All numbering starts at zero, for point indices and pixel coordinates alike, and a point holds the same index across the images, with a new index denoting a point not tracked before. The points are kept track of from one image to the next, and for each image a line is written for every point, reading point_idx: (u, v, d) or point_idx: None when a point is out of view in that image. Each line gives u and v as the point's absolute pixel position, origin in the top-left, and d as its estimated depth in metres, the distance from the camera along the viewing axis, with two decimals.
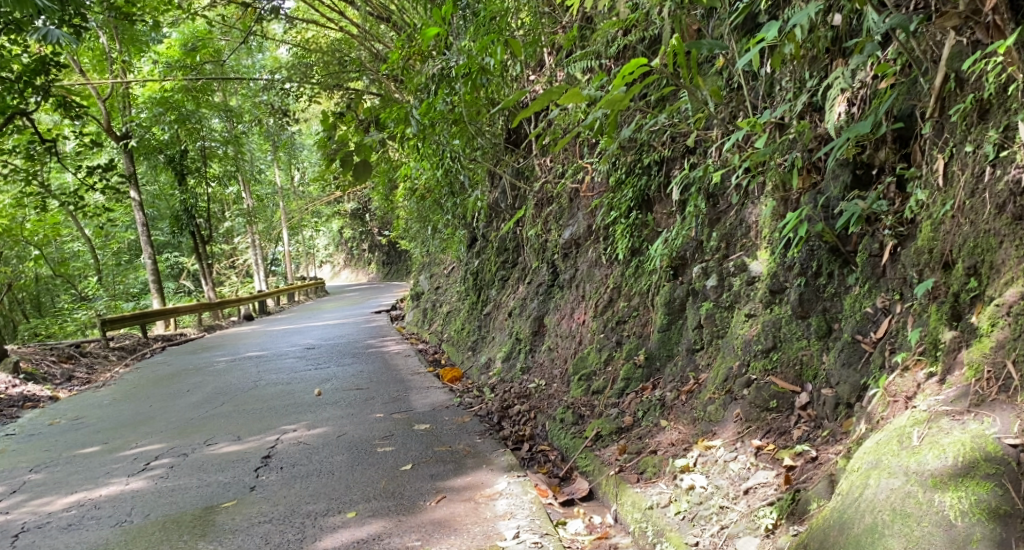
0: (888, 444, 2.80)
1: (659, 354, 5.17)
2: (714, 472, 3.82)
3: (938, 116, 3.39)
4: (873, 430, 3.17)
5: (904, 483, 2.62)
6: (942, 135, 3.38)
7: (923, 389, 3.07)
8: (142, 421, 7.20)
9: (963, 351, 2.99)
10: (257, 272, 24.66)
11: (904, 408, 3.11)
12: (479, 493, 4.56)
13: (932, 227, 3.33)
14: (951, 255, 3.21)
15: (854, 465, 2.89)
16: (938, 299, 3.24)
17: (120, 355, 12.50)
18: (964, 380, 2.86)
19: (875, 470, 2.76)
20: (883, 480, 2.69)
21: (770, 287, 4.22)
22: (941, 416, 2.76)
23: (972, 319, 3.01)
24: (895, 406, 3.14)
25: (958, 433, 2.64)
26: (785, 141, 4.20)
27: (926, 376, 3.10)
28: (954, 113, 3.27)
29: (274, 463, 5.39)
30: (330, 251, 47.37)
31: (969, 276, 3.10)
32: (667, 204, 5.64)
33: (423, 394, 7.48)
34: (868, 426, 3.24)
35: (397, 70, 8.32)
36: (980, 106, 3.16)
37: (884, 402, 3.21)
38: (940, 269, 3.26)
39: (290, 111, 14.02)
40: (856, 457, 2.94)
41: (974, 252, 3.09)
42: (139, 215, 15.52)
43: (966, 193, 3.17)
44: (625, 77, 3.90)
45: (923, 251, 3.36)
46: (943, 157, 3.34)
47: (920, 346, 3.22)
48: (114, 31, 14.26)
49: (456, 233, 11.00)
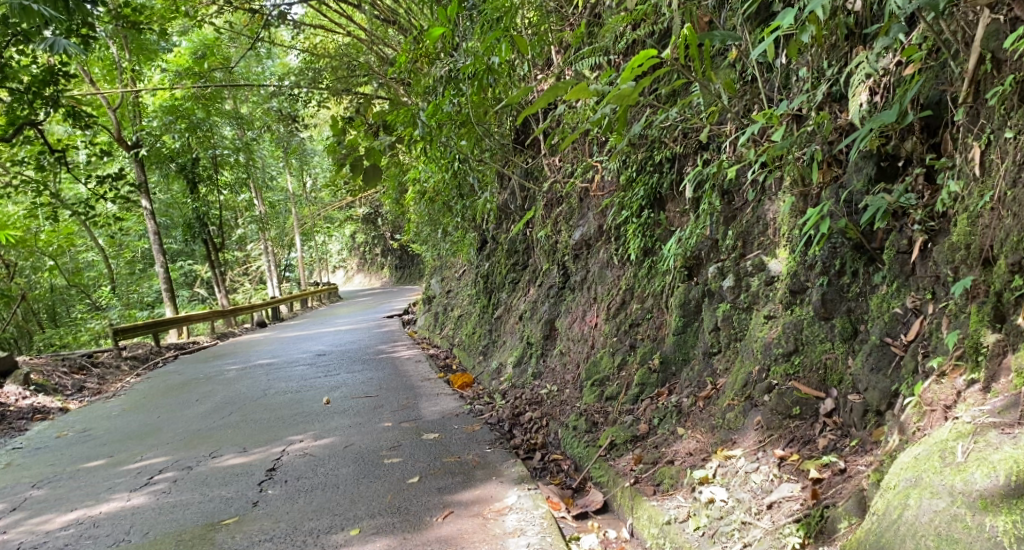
0: (928, 459, 2.59)
1: (674, 358, 4.97)
2: (735, 484, 3.61)
3: (973, 101, 3.18)
4: (909, 442, 2.96)
5: (949, 504, 2.41)
6: (976, 122, 3.17)
7: (962, 397, 2.86)
8: (149, 433, 7.08)
9: (1008, 356, 2.79)
10: (270, 278, 24.62)
11: (943, 419, 2.89)
12: (488, 507, 4.38)
13: (968, 221, 3.11)
14: (990, 251, 2.99)
15: (890, 481, 2.68)
16: (978, 299, 3.02)
17: (132, 365, 12.42)
18: (1011, 388, 2.65)
19: (914, 488, 2.55)
20: (925, 501, 2.47)
21: (791, 287, 4.01)
22: (989, 429, 2.53)
23: (1017, 320, 2.80)
24: (932, 416, 2.93)
25: (1008, 449, 2.42)
26: (803, 134, 4.01)
27: (965, 383, 2.89)
28: (992, 96, 3.05)
29: (279, 476, 5.24)
30: (343, 256, 47.45)
31: (1013, 274, 2.87)
32: (679, 202, 5.44)
33: (433, 401, 7.32)
34: (901, 436, 3.03)
35: (404, 72, 8.16)
36: (1020, 89, 2.95)
37: (919, 411, 2.99)
38: (979, 266, 3.04)
39: (300, 117, 13.91)
40: (890, 474, 2.72)
41: (1018, 247, 2.87)
42: (151, 224, 15.45)
43: (1007, 183, 2.95)
44: (634, 69, 3.71)
45: (959, 247, 3.14)
46: (979, 145, 3.12)
47: (958, 349, 3.01)
48: (123, 40, 14.19)
49: (466, 235, 10.83)
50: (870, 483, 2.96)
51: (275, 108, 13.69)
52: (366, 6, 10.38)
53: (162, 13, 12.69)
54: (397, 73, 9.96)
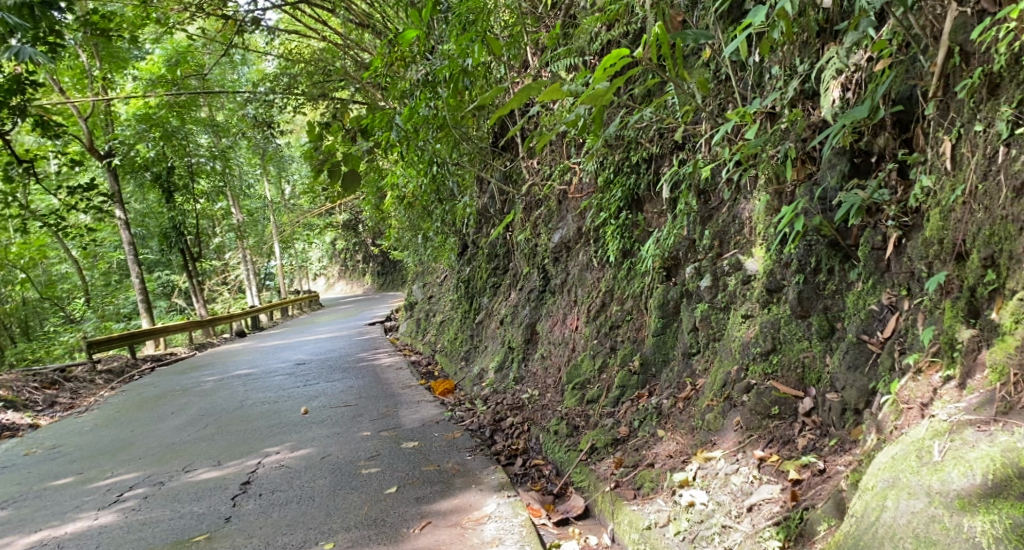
0: (905, 459, 2.55)
1: (654, 359, 4.92)
2: (714, 487, 3.57)
3: (943, 95, 3.15)
4: (887, 441, 2.93)
5: (926, 505, 2.37)
6: (947, 115, 3.15)
7: (939, 393, 2.83)
8: (121, 448, 6.93)
9: (984, 352, 2.76)
10: (250, 287, 24.33)
11: (919, 417, 2.87)
12: (466, 517, 4.31)
13: (941, 215, 3.09)
14: (963, 245, 2.97)
15: (868, 483, 2.64)
16: (952, 293, 3.00)
17: (106, 378, 12.18)
18: (987, 384, 2.62)
19: (892, 490, 2.50)
20: (903, 503, 2.43)
21: (767, 286, 3.98)
22: (965, 427, 2.51)
23: (991, 316, 2.78)
24: (909, 414, 2.91)
25: (985, 447, 2.38)
26: (776, 131, 3.99)
27: (942, 380, 2.87)
28: (963, 89, 3.03)
29: (254, 490, 5.14)
30: (324, 263, 47.11)
31: (986, 268, 2.85)
32: (657, 203, 5.40)
33: (413, 409, 7.23)
34: (879, 436, 3.00)
35: (380, 76, 8.07)
36: (989, 81, 2.93)
37: (896, 410, 2.97)
38: (953, 261, 3.02)
39: (276, 124, 13.74)
40: (869, 475, 2.69)
41: (991, 241, 2.84)
42: (126, 234, 15.15)
43: (978, 176, 2.93)
44: (607, 69, 3.67)
45: (933, 242, 3.12)
46: (950, 138, 3.10)
47: (934, 346, 2.98)
48: (93, 48, 13.94)
49: (447, 240, 10.74)
50: (849, 484, 2.92)
51: (251, 114, 13.53)
52: (341, 11, 10.27)
53: (131, 20, 12.47)
54: (374, 78, 9.86)
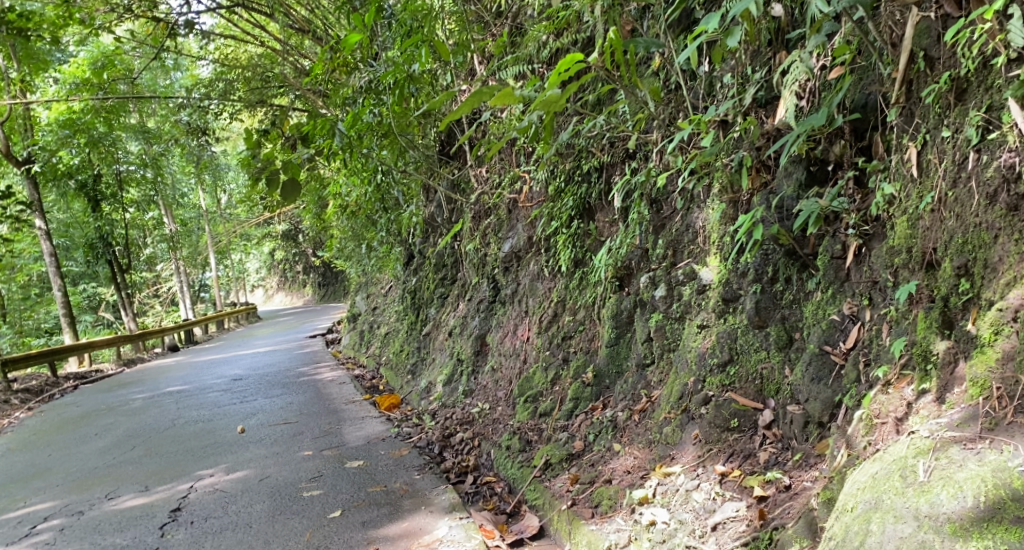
0: (888, 480, 2.46)
1: (608, 371, 4.81)
2: (676, 504, 3.47)
3: (906, 101, 3.13)
4: (860, 457, 2.85)
5: (916, 530, 2.28)
6: (912, 122, 3.11)
7: (913, 407, 2.78)
8: (37, 474, 6.45)
9: (960, 365, 2.72)
10: (183, 300, 23.30)
11: (893, 432, 2.80)
12: (416, 542, 4.13)
13: (909, 223, 3.06)
14: (933, 254, 2.94)
15: (848, 505, 2.55)
16: (923, 304, 2.96)
17: (23, 398, 11.41)
18: (968, 399, 2.58)
19: (876, 512, 2.41)
20: (889, 527, 2.34)
21: (723, 295, 3.93)
22: (950, 445, 2.45)
23: (967, 327, 2.75)
24: (883, 430, 2.83)
25: (973, 467, 2.32)
26: (730, 139, 3.95)
27: (915, 394, 2.82)
28: (928, 95, 3.01)
29: (184, 517, 4.84)
30: (262, 275, 45.81)
31: (959, 277, 2.82)
32: (609, 211, 5.31)
33: (357, 425, 6.94)
34: (849, 452, 2.92)
35: (321, 82, 7.77)
36: (957, 86, 2.91)
37: (869, 425, 2.90)
38: (922, 270, 2.99)
39: (211, 130, 13.19)
40: (847, 495, 2.60)
41: (963, 250, 2.82)
42: (46, 245, 14.26)
43: (948, 183, 2.90)
44: (560, 75, 3.54)
45: (900, 251, 3.09)
46: (916, 145, 3.06)
47: (904, 358, 2.95)
48: (10, 48, 13.12)
49: (392, 250, 10.45)
50: (820, 503, 2.82)
51: (183, 120, 12.93)
52: (279, 15, 9.89)
53: (53, 21, 11.76)
54: (314, 83, 9.51)
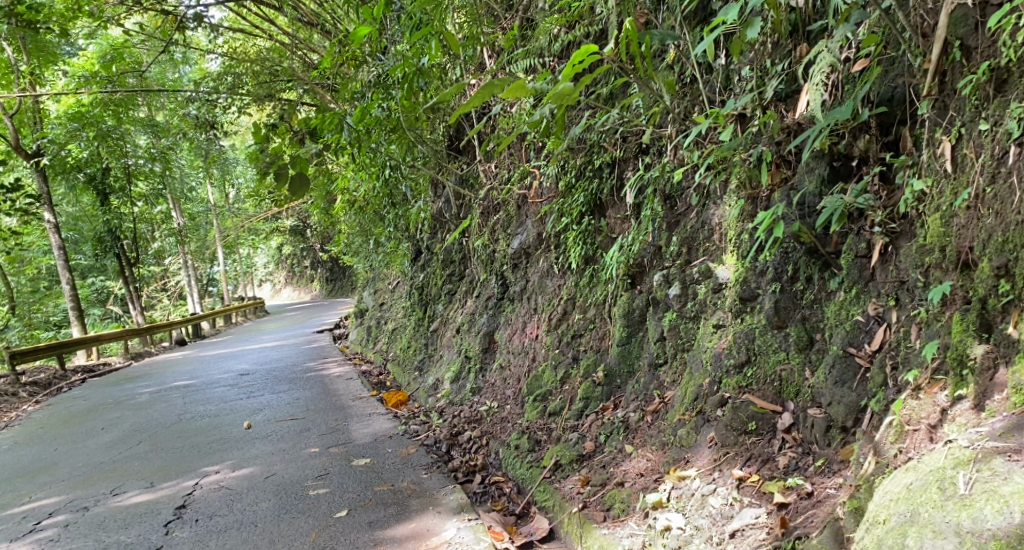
0: (926, 492, 2.41)
1: (619, 370, 4.70)
2: (692, 510, 3.39)
3: (939, 93, 3.03)
4: (890, 464, 2.77)
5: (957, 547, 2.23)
6: (946, 114, 3.01)
7: (947, 414, 2.69)
8: (42, 468, 6.40)
9: (1000, 370, 2.62)
10: (190, 294, 23.31)
11: (926, 440, 2.72)
12: (424, 543, 4.05)
13: (942, 221, 2.95)
14: (968, 253, 2.84)
15: (881, 516, 2.50)
16: (957, 306, 2.86)
17: (31, 391, 11.38)
18: (1009, 407, 2.49)
19: (912, 526, 2.36)
20: (927, 542, 2.30)
21: (740, 294, 3.83)
22: (993, 456, 2.36)
23: (1007, 330, 2.65)
24: (915, 437, 2.74)
25: (1019, 480, 2.24)
26: (748, 134, 3.83)
27: (950, 400, 2.72)
28: (964, 86, 2.90)
29: (189, 515, 4.77)
30: (270, 269, 45.84)
31: (999, 278, 2.71)
32: (620, 208, 5.20)
33: (364, 422, 6.86)
34: (877, 459, 2.84)
35: (329, 76, 7.68)
36: (996, 77, 2.80)
37: (900, 432, 2.81)
38: (957, 270, 2.88)
39: (220, 124, 13.10)
40: (880, 506, 2.55)
41: (1003, 249, 2.70)
42: (55, 238, 14.22)
43: (986, 179, 2.79)
44: (574, 66, 3.44)
45: (932, 249, 2.99)
46: (949, 139, 2.96)
47: (936, 361, 2.86)
48: (20, 41, 13.08)
49: (399, 246, 10.36)
50: (848, 513, 2.75)
51: (192, 114, 12.84)
52: (288, 8, 9.78)
53: (63, 13, 11.67)
54: (323, 77, 9.41)
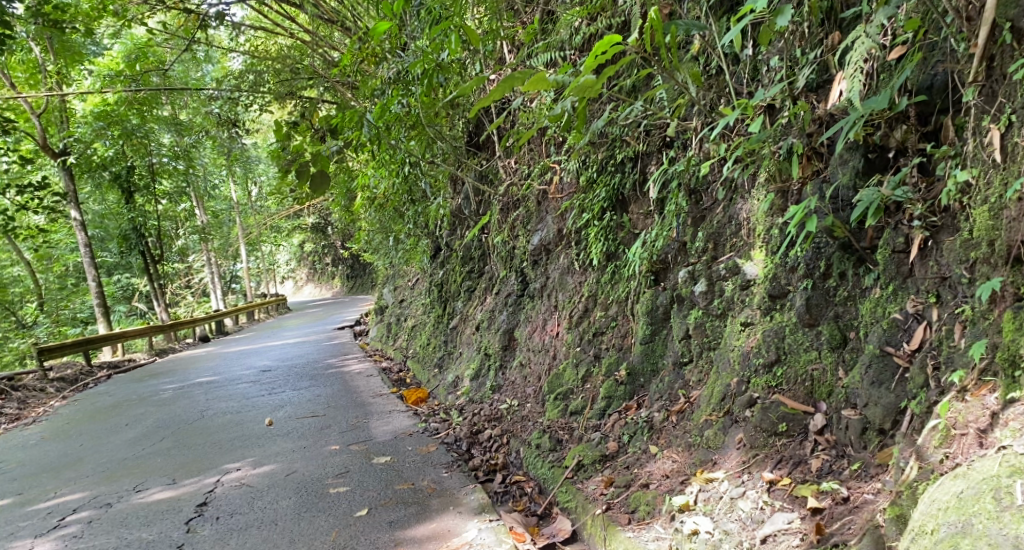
0: (978, 502, 2.34)
1: (642, 369, 4.60)
2: (720, 513, 3.30)
3: (986, 79, 2.90)
4: (935, 469, 2.68)
5: None
6: (993, 102, 2.88)
7: (996, 418, 2.60)
8: (67, 464, 6.43)
9: None
10: (213, 291, 23.49)
11: (974, 445, 2.63)
12: (445, 544, 3.99)
13: (990, 214, 2.84)
14: (1020, 247, 2.72)
15: (928, 526, 2.44)
16: (1006, 303, 2.76)
17: (58, 387, 11.49)
18: None
19: (963, 537, 2.31)
20: None
21: (770, 291, 3.72)
22: None
23: None
24: (963, 442, 2.65)
25: None
26: (778, 126, 3.72)
27: (1000, 403, 2.63)
28: (1014, 72, 2.78)
29: (210, 513, 4.75)
30: (292, 266, 46.13)
31: None
32: (643, 203, 5.09)
33: (384, 420, 6.81)
34: (920, 464, 2.75)
35: (349, 73, 7.63)
36: None
37: (946, 436, 2.72)
38: (1006, 265, 2.77)
39: (241, 122, 13.11)
40: (927, 513, 2.49)
41: None
42: (81, 236, 14.35)
43: None
44: (596, 58, 3.34)
45: (980, 244, 2.88)
46: (998, 128, 2.83)
47: (984, 361, 2.76)
48: (47, 41, 13.19)
49: (419, 242, 10.31)
50: (890, 520, 2.69)
51: (214, 112, 12.89)
52: (309, 5, 9.75)
53: (88, 12, 11.74)
54: (342, 74, 9.36)
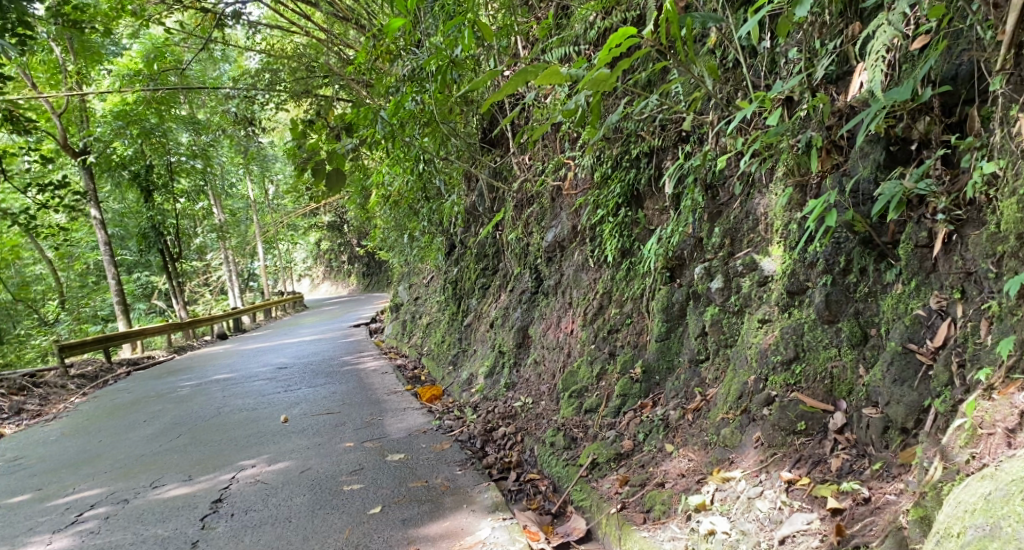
0: (1007, 504, 2.27)
1: (658, 367, 4.55)
2: (737, 513, 3.24)
3: (1013, 68, 2.83)
4: (961, 469, 2.61)
5: None
6: (1021, 91, 2.80)
7: None
8: (86, 460, 6.48)
9: None
10: (231, 289, 23.65)
11: (1002, 445, 2.56)
12: (458, 543, 3.95)
13: (1018, 207, 2.77)
14: None
15: (955, 529, 2.37)
16: None
17: (78, 384, 11.60)
18: None
19: (992, 540, 2.23)
20: None
21: (788, 288, 3.66)
22: None
23: None
24: (990, 441, 2.58)
25: None
26: (797, 118, 3.65)
27: None
28: None
29: (225, 509, 4.75)
30: (308, 264, 46.36)
31: None
32: (658, 198, 5.03)
33: (398, 417, 6.80)
34: (945, 465, 2.68)
35: (364, 71, 7.62)
36: None
37: (972, 436, 2.65)
38: None
39: (258, 121, 13.16)
40: (953, 516, 2.42)
41: None
42: (101, 234, 14.48)
43: None
44: (611, 51, 3.29)
45: (1007, 238, 2.81)
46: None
47: (1011, 359, 2.68)
48: (67, 41, 13.30)
49: (433, 240, 10.28)
50: (913, 522, 2.62)
51: (231, 112, 12.95)
52: (324, 4, 9.76)
53: (107, 12, 11.83)
54: (357, 72, 9.36)
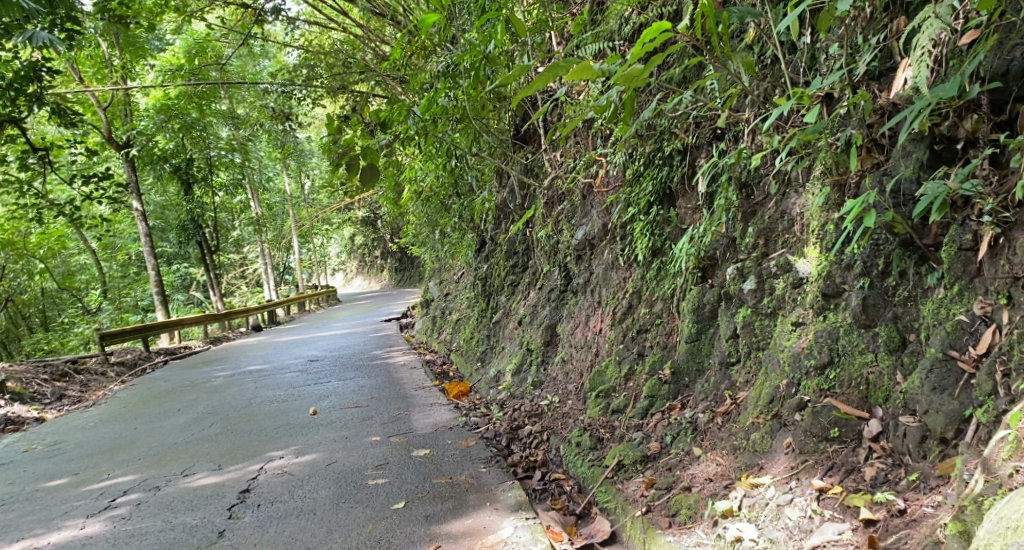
0: None
1: (687, 368, 4.46)
2: (766, 520, 3.16)
3: None
4: (1003, 484, 2.51)
5: None
6: None
7: None
8: (122, 446, 6.60)
9: None
10: (267, 281, 23.98)
11: None
12: (480, 541, 3.92)
13: None
14: None
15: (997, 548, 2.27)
16: None
17: (118, 371, 11.84)
18: None
19: None
20: None
21: (823, 290, 3.55)
22: None
23: None
24: None
25: None
26: (836, 116, 3.54)
27: None
28: None
29: (252, 500, 4.79)
30: (343, 258, 46.89)
31: None
32: (691, 197, 4.94)
33: (426, 412, 6.81)
34: (987, 478, 2.58)
35: (398, 66, 7.61)
36: None
37: (1016, 449, 2.54)
38: None
39: (295, 116, 13.24)
40: (996, 535, 2.32)
41: None
42: (142, 226, 14.72)
43: None
44: (644, 46, 3.21)
45: None
46: None
47: None
48: (113, 36, 13.55)
49: (464, 236, 10.27)
50: (952, 536, 2.53)
51: (269, 106, 13.08)
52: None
53: (152, 9, 12.03)
54: (393, 67, 9.37)
